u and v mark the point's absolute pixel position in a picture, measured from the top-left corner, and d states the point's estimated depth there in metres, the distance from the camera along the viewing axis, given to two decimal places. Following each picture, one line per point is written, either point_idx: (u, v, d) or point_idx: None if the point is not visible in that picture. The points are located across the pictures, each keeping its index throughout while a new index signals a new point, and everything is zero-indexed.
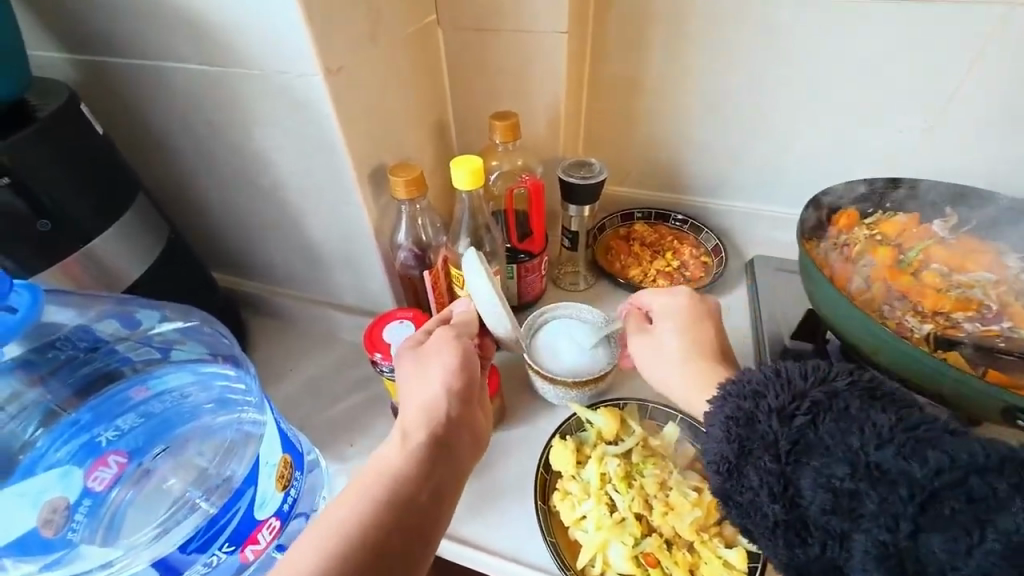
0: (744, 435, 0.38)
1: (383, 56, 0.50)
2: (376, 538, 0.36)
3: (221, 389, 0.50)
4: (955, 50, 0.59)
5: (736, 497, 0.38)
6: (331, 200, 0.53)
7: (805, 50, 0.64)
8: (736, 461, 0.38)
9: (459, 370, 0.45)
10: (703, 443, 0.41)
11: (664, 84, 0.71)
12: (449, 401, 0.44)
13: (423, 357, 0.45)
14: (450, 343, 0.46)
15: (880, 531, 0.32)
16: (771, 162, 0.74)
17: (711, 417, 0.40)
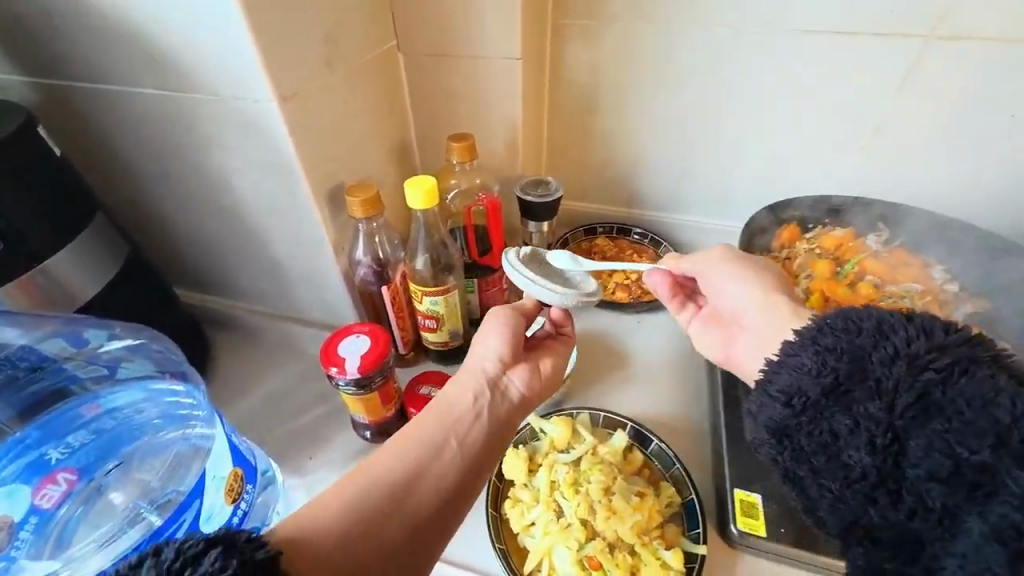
0: (843, 374, 0.36)
1: (340, 82, 0.52)
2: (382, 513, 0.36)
3: (172, 405, 0.51)
4: (882, 75, 0.64)
5: (804, 439, 0.37)
6: (290, 219, 0.55)
7: (744, 75, 0.68)
8: (825, 401, 0.36)
9: (511, 339, 0.49)
10: (777, 377, 0.39)
11: (618, 105, 0.75)
12: (497, 367, 0.48)
13: (483, 329, 0.50)
14: (501, 317, 0.50)
15: (1011, 515, 0.29)
16: (723, 179, 0.78)
17: (800, 347, 0.38)
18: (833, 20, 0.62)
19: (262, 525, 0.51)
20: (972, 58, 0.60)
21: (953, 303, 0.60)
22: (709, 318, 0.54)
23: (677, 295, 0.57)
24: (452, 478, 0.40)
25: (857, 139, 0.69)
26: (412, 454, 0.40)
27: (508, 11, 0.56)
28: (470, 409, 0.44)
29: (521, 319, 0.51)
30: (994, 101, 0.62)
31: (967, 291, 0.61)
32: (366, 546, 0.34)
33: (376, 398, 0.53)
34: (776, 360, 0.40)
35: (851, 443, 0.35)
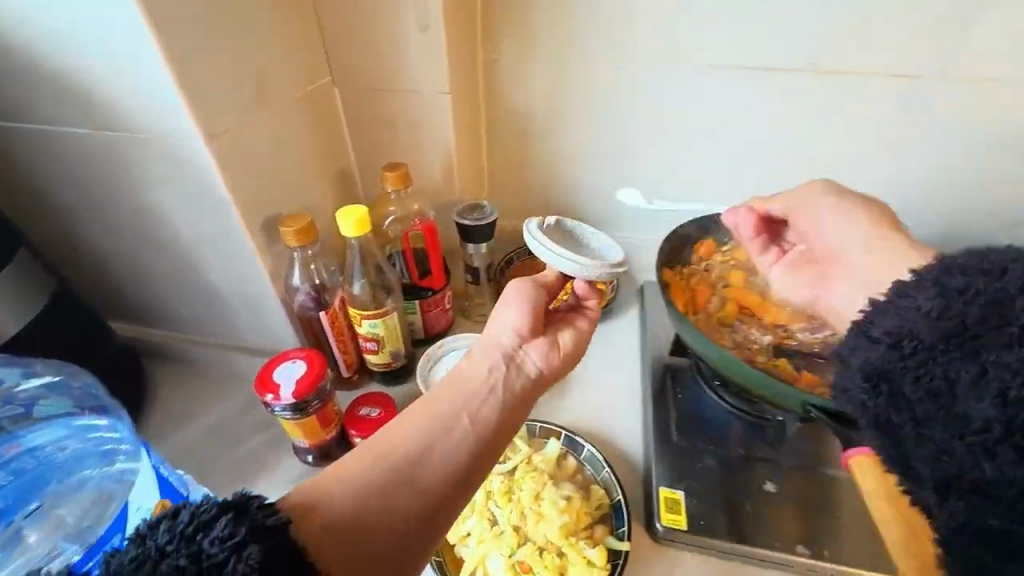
0: (968, 314, 0.33)
1: (271, 117, 0.55)
2: (390, 493, 0.37)
3: (97, 440, 0.50)
4: (778, 103, 0.71)
5: (908, 385, 0.35)
6: (225, 249, 0.56)
7: (660, 103, 0.75)
8: (941, 345, 0.34)
9: (529, 314, 0.49)
10: (892, 319, 0.37)
11: (551, 131, 0.80)
12: (517, 342, 0.48)
13: (504, 301, 0.50)
14: (523, 290, 0.50)
15: None
16: (650, 197, 0.84)
17: (918, 287, 0.36)
18: (732, 56, 0.69)
19: None
20: (851, 89, 0.68)
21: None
22: (796, 262, 0.57)
23: (757, 235, 0.59)
24: (463, 456, 0.40)
25: (765, 159, 0.76)
26: (427, 431, 0.40)
27: (435, 49, 0.60)
28: (485, 382, 0.44)
29: (543, 293, 0.51)
30: (873, 126, 0.70)
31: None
32: (374, 524, 0.35)
33: (315, 421, 0.54)
34: (875, 308, 0.38)
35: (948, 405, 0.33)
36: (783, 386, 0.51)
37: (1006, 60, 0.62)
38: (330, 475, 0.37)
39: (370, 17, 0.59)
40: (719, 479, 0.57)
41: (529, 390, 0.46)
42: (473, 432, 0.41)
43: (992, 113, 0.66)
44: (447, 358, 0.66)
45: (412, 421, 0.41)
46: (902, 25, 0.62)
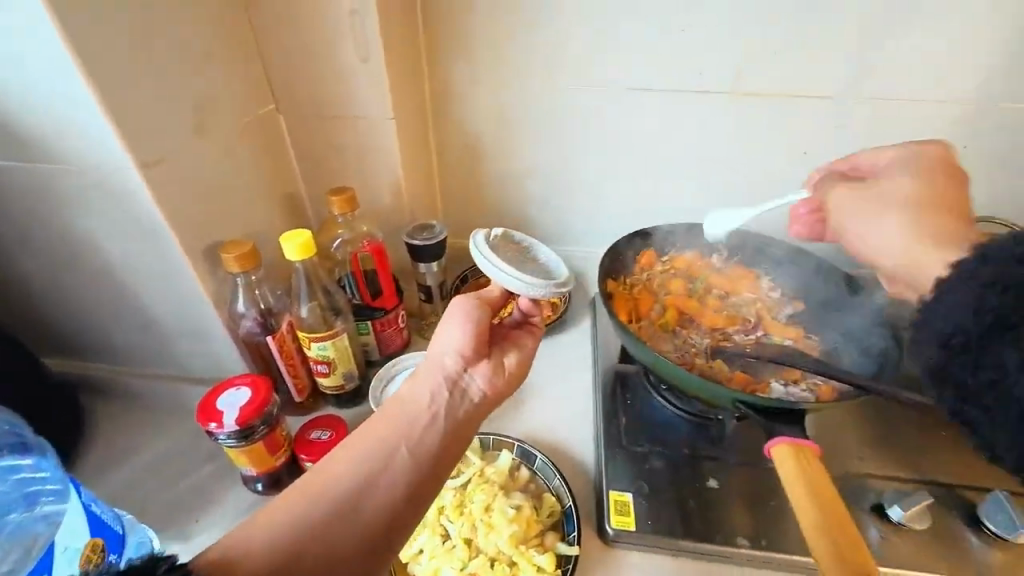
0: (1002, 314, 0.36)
1: (209, 144, 0.55)
2: (325, 531, 0.37)
3: (20, 483, 0.47)
4: (706, 123, 0.77)
5: (971, 377, 0.38)
6: (165, 278, 0.55)
7: (598, 123, 0.79)
8: (984, 341, 0.37)
9: (472, 335, 0.49)
10: (936, 320, 0.39)
11: (499, 152, 0.84)
12: (456, 363, 0.48)
13: (445, 321, 0.50)
14: (462, 310, 0.50)
15: None
16: (597, 212, 0.88)
17: (958, 287, 0.38)
18: (661, 80, 0.74)
19: None
20: (769, 108, 0.74)
21: (776, 309, 0.72)
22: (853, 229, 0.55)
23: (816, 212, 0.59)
24: (400, 487, 0.41)
25: (698, 174, 0.82)
26: (362, 464, 0.41)
27: (377, 77, 0.62)
28: (425, 409, 0.45)
29: (486, 311, 0.50)
30: (790, 143, 0.77)
31: (788, 297, 0.73)
32: (308, 562, 0.36)
33: (262, 448, 0.53)
34: (930, 300, 0.40)
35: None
36: (712, 385, 0.54)
37: (895, 84, 0.70)
38: (267, 515, 0.37)
39: (312, 47, 0.61)
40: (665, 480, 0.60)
41: (473, 412, 0.47)
42: (411, 462, 0.42)
43: (891, 129, 0.73)
44: (400, 377, 0.67)
45: (349, 453, 0.41)
46: (806, 52, 0.69)
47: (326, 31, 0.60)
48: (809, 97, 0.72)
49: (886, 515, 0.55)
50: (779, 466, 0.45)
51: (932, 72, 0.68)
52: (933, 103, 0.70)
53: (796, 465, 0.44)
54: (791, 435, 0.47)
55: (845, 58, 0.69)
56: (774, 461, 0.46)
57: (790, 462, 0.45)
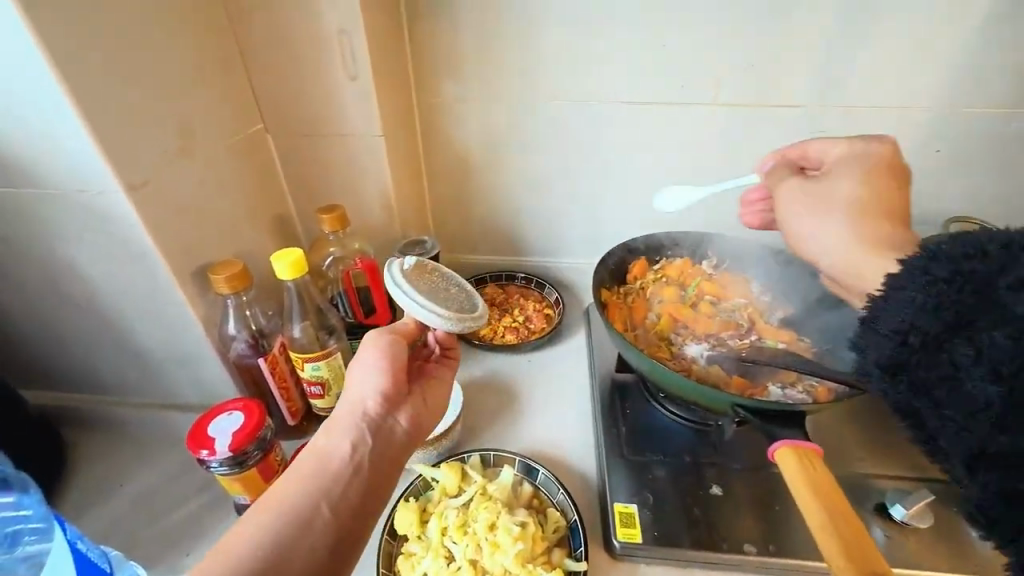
0: (942, 297, 0.35)
1: (196, 164, 0.54)
2: None
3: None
4: (690, 133, 0.78)
5: (922, 369, 0.36)
6: (151, 302, 0.54)
7: (584, 136, 0.81)
8: (933, 334, 0.36)
9: (388, 373, 0.48)
10: (884, 313, 0.39)
11: (488, 167, 0.84)
12: (376, 401, 0.47)
13: (358, 360, 0.50)
14: (377, 347, 0.50)
15: None
16: (587, 223, 0.89)
17: (905, 278, 0.38)
18: (646, 93, 0.76)
19: None
20: (750, 118, 0.76)
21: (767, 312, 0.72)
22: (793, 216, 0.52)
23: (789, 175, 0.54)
24: (325, 543, 0.39)
25: (685, 183, 0.83)
26: (284, 524, 0.38)
27: (365, 94, 0.62)
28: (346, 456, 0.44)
29: (401, 345, 0.51)
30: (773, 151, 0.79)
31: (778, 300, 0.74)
32: None
33: (255, 475, 0.52)
34: (880, 297, 0.40)
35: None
36: (708, 390, 0.54)
37: (866, 92, 0.72)
38: None
39: (299, 66, 0.61)
40: (669, 488, 0.59)
41: (394, 448, 0.47)
42: (334, 514, 0.41)
43: (867, 135, 0.76)
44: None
45: (285, 491, 0.41)
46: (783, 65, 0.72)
47: (313, 51, 0.60)
48: (787, 107, 0.75)
49: (888, 514, 0.55)
50: (785, 470, 0.45)
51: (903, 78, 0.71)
52: (904, 110, 0.73)
53: (801, 469, 0.44)
54: (791, 437, 0.47)
55: (820, 68, 0.71)
56: (779, 464, 0.46)
57: (794, 464, 0.45)
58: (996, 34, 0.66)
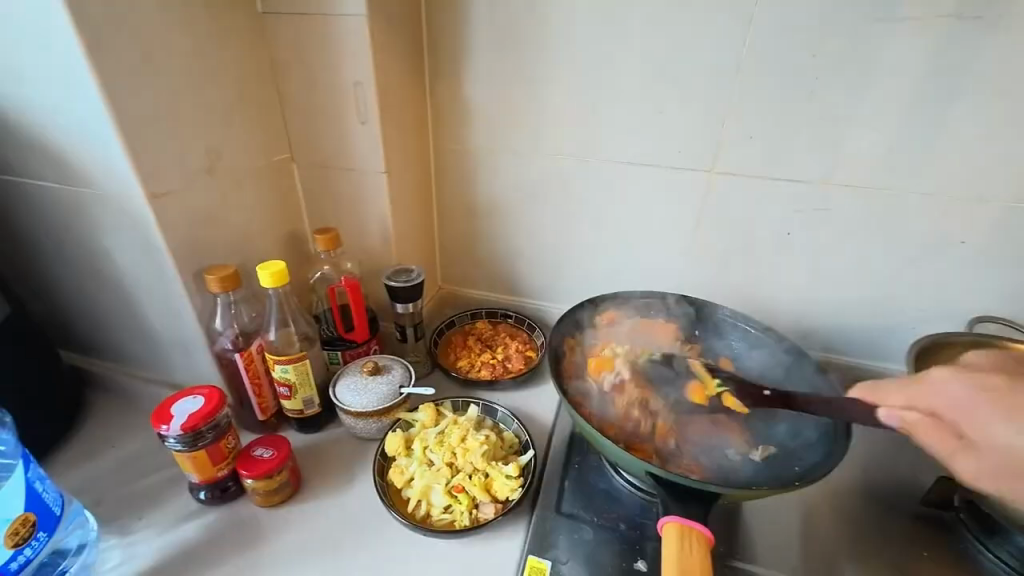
0: None
1: (218, 181, 0.65)
2: None
3: None
4: (689, 198, 0.79)
5: None
6: (161, 291, 0.64)
7: (582, 191, 0.83)
8: None
9: None
10: None
11: (491, 211, 0.90)
12: None
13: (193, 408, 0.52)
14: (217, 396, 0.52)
15: None
16: (580, 274, 0.91)
17: None
18: (643, 155, 0.78)
19: None
20: (747, 188, 0.75)
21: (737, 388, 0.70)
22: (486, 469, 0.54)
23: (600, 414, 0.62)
24: None
25: (679, 246, 0.83)
26: None
27: (372, 137, 0.71)
28: None
29: None
30: (774, 224, 0.77)
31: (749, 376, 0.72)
32: None
33: (205, 456, 0.57)
34: None
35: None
36: (629, 456, 0.55)
37: (870, 173, 0.70)
38: None
39: (323, 111, 0.71)
40: (595, 549, 0.57)
41: None
42: None
43: (874, 219, 0.72)
44: (355, 380, 0.69)
45: None
46: (785, 140, 0.71)
47: (334, 98, 0.70)
48: (789, 181, 0.73)
49: None
50: (664, 548, 0.49)
51: (918, 162, 0.67)
52: (914, 195, 0.69)
53: (678, 551, 0.48)
54: (683, 516, 0.50)
55: (822, 146, 0.70)
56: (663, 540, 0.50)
57: (674, 546, 0.48)
58: (1011, 133, 0.63)
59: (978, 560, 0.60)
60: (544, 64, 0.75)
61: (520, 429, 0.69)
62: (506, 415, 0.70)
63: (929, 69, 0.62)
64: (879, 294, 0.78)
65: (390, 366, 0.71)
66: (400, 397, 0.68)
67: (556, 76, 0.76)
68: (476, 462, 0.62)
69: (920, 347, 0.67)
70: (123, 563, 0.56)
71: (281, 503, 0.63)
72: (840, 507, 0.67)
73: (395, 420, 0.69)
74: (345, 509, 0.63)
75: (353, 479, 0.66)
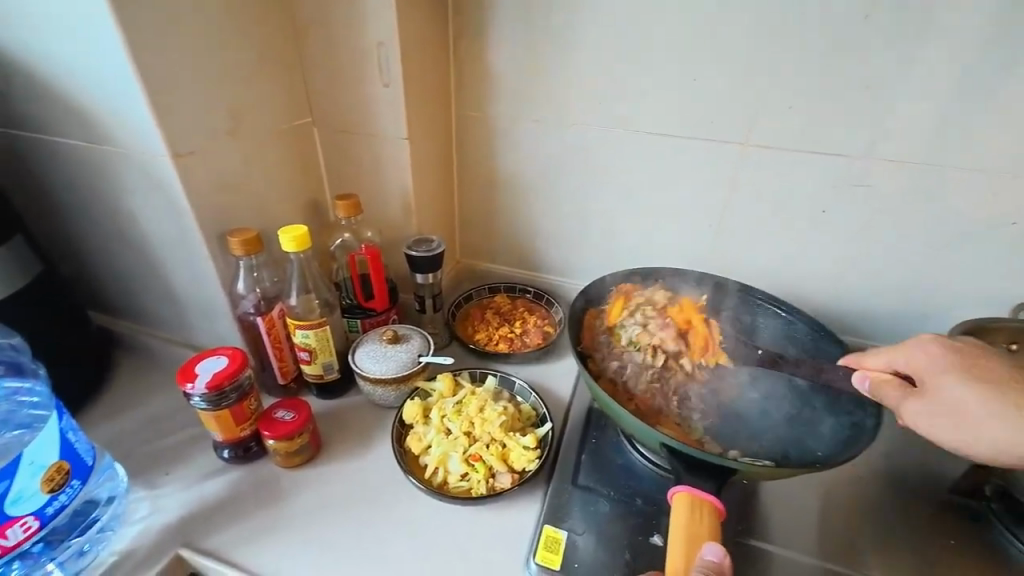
0: None
1: (241, 145, 0.64)
2: None
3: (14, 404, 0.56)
4: (721, 171, 0.75)
5: None
6: (184, 253, 0.64)
7: (609, 165, 0.80)
8: None
9: (399, 354, 0.69)
10: None
11: (513, 184, 0.88)
12: None
13: (375, 355, 0.68)
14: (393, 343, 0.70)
15: None
16: (602, 251, 0.89)
17: None
18: (673, 127, 0.74)
19: (92, 546, 0.54)
20: (781, 165, 0.72)
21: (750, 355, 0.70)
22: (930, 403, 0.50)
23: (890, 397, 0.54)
24: None
25: (705, 224, 0.81)
26: None
27: (395, 101, 0.69)
28: None
29: (382, 354, 0.69)
30: (809, 200, 0.73)
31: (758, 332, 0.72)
32: None
33: (229, 415, 0.58)
34: None
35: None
36: (642, 426, 0.54)
37: (916, 146, 0.65)
38: None
39: (345, 74, 0.69)
40: (610, 522, 0.57)
41: None
42: None
43: (917, 199, 0.69)
44: (374, 348, 0.70)
45: None
46: (826, 112, 0.67)
47: (356, 61, 0.68)
48: (827, 155, 0.69)
49: None
50: (673, 511, 0.49)
51: (974, 133, 0.63)
52: (969, 171, 0.65)
53: (688, 515, 0.48)
54: (694, 485, 0.50)
55: (865, 124, 0.66)
56: (672, 507, 0.50)
57: (683, 506, 0.49)
58: None
59: (1010, 553, 0.58)
60: (572, 25, 0.72)
61: (537, 402, 0.68)
62: (524, 387, 0.70)
63: (993, 37, 0.57)
64: (917, 278, 0.74)
65: (407, 338, 0.71)
66: (418, 366, 0.69)
67: (587, 35, 0.72)
68: (493, 432, 0.63)
69: (958, 335, 0.63)
70: (150, 515, 0.58)
71: (301, 465, 0.64)
72: (863, 492, 0.66)
73: (414, 389, 0.70)
74: (365, 473, 0.63)
75: (372, 444, 0.67)
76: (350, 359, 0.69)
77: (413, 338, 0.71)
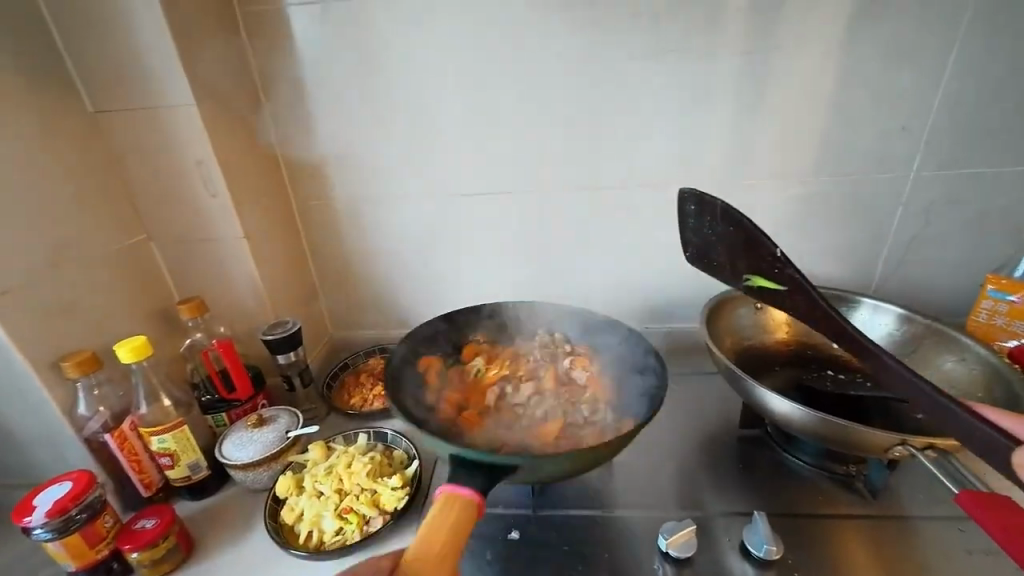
0: None
1: (66, 274, 0.67)
2: None
3: None
4: (529, 213, 0.91)
5: None
6: (14, 389, 0.64)
7: (439, 225, 0.94)
8: None
9: (267, 435, 0.72)
10: None
11: (362, 256, 0.98)
12: None
13: (242, 442, 0.72)
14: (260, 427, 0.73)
15: None
16: (456, 298, 1.01)
17: None
18: (481, 185, 0.89)
19: None
20: (570, 203, 0.90)
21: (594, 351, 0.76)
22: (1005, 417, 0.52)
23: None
24: None
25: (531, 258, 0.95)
26: None
27: (224, 205, 0.77)
28: None
29: (249, 439, 0.72)
30: (600, 223, 0.91)
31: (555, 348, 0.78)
32: None
33: (80, 540, 0.58)
34: None
35: (722, 219, 0.67)
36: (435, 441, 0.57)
37: (657, 172, 0.86)
38: None
39: (170, 192, 0.76)
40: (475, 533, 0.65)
41: None
42: None
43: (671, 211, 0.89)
44: (241, 435, 0.73)
45: None
46: (588, 157, 0.86)
47: (179, 180, 0.76)
48: (600, 189, 0.88)
49: (661, 547, 0.61)
50: None
51: (693, 152, 0.83)
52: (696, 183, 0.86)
53: None
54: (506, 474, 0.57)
55: (617, 161, 0.85)
56: None
57: None
58: (750, 125, 0.80)
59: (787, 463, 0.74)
60: (377, 118, 0.86)
61: (408, 446, 0.76)
62: (394, 435, 0.77)
63: (676, 89, 0.79)
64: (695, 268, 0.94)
65: (274, 418, 0.75)
66: (287, 441, 0.73)
67: (391, 124, 0.86)
68: (362, 482, 0.68)
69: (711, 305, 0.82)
70: None
71: (173, 572, 0.64)
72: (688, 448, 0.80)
73: (287, 464, 0.73)
74: (244, 559, 0.65)
75: (249, 530, 0.69)
76: (217, 453, 0.71)
77: (280, 418, 0.75)
